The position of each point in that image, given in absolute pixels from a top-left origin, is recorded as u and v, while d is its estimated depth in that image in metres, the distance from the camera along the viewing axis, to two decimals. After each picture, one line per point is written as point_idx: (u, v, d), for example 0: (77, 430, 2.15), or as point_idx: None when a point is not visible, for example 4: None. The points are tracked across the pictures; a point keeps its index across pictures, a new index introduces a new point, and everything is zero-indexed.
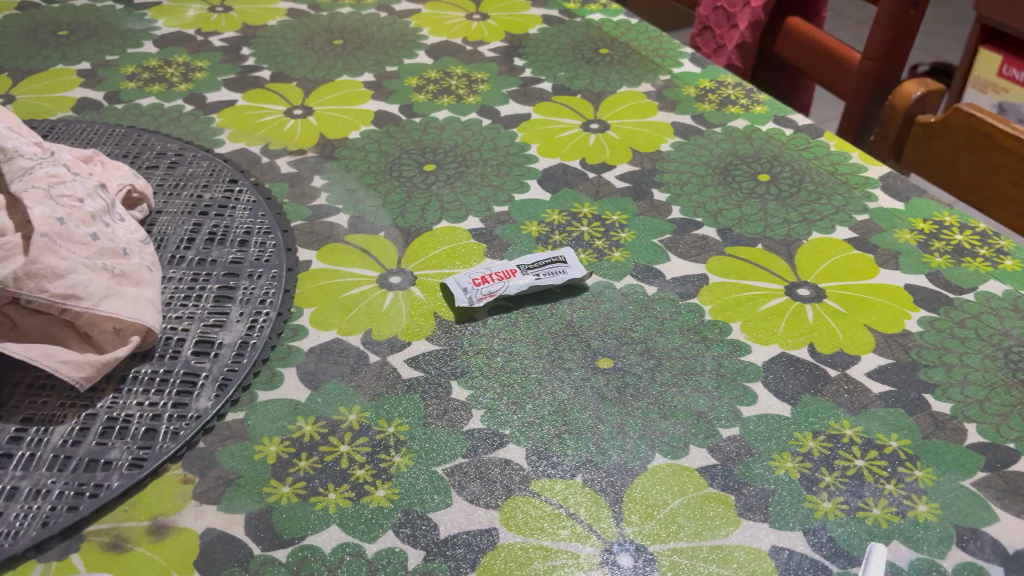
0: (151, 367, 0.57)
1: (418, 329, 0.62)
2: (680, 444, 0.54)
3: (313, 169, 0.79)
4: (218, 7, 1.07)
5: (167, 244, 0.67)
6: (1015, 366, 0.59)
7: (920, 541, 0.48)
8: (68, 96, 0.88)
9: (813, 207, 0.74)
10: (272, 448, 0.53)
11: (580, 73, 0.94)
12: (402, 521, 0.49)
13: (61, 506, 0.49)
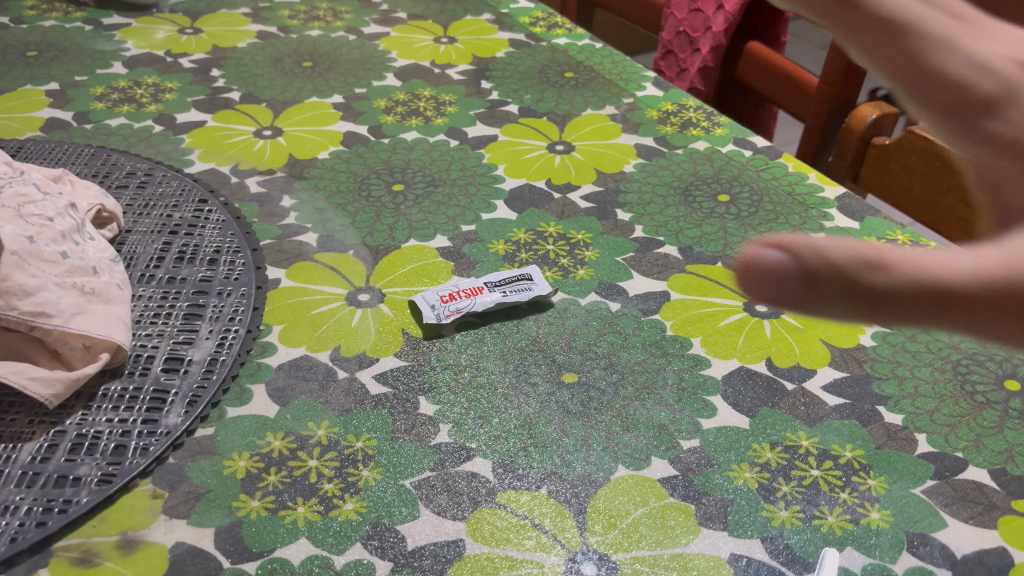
0: (121, 384, 0.58)
1: (386, 346, 0.63)
2: (642, 456, 0.55)
3: (282, 188, 0.80)
4: (188, 29, 1.08)
5: (137, 263, 0.67)
6: (963, 379, 0.61)
7: (872, 547, 0.50)
8: (36, 116, 0.89)
9: (772, 226, 0.77)
10: (241, 463, 0.54)
11: (546, 96, 0.96)
12: (370, 534, 0.50)
13: (30, 522, 0.49)
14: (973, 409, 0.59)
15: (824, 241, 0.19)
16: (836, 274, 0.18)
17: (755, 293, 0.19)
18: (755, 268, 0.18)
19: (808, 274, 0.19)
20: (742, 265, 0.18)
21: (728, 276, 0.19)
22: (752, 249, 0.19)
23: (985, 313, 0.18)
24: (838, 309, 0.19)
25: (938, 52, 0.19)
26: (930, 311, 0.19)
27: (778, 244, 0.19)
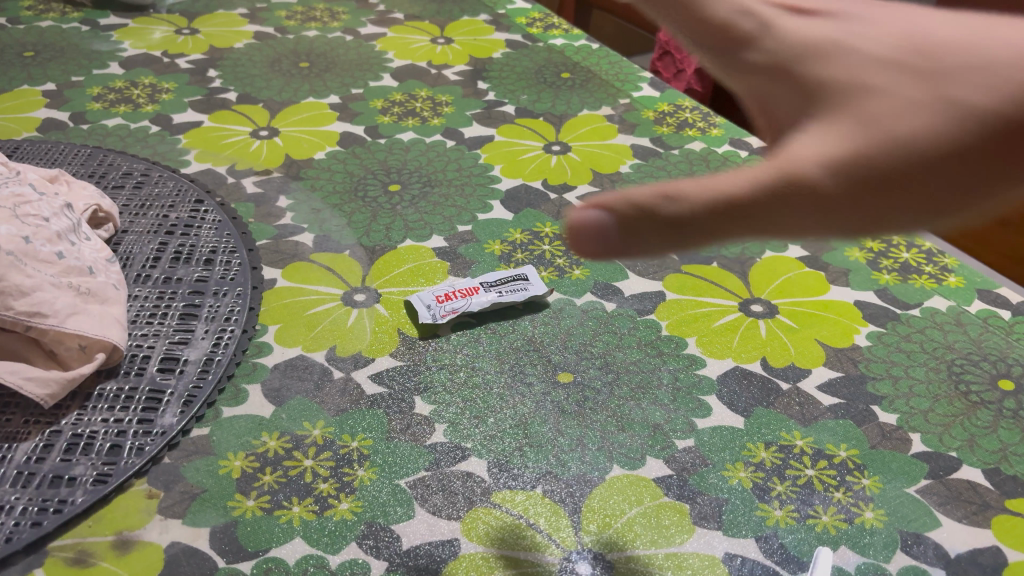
0: (116, 384, 0.57)
1: (382, 346, 0.63)
2: (637, 456, 0.56)
3: (278, 189, 0.80)
4: (185, 30, 1.09)
5: (133, 263, 0.68)
6: (957, 379, 0.61)
7: (866, 546, 0.50)
8: (33, 116, 0.89)
9: None
10: (237, 463, 0.54)
11: (542, 97, 0.96)
12: (365, 533, 0.50)
13: (25, 522, 0.49)
14: (967, 408, 0.59)
15: (635, 198, 0.28)
16: (645, 213, 0.28)
17: (585, 253, 0.29)
18: (573, 233, 0.29)
19: (617, 226, 0.28)
20: (574, 228, 0.29)
21: (569, 234, 0.29)
22: (580, 215, 0.28)
23: (772, 212, 0.27)
24: (651, 247, 0.28)
25: (707, 7, 0.32)
26: (725, 226, 0.28)
27: (599, 207, 0.28)
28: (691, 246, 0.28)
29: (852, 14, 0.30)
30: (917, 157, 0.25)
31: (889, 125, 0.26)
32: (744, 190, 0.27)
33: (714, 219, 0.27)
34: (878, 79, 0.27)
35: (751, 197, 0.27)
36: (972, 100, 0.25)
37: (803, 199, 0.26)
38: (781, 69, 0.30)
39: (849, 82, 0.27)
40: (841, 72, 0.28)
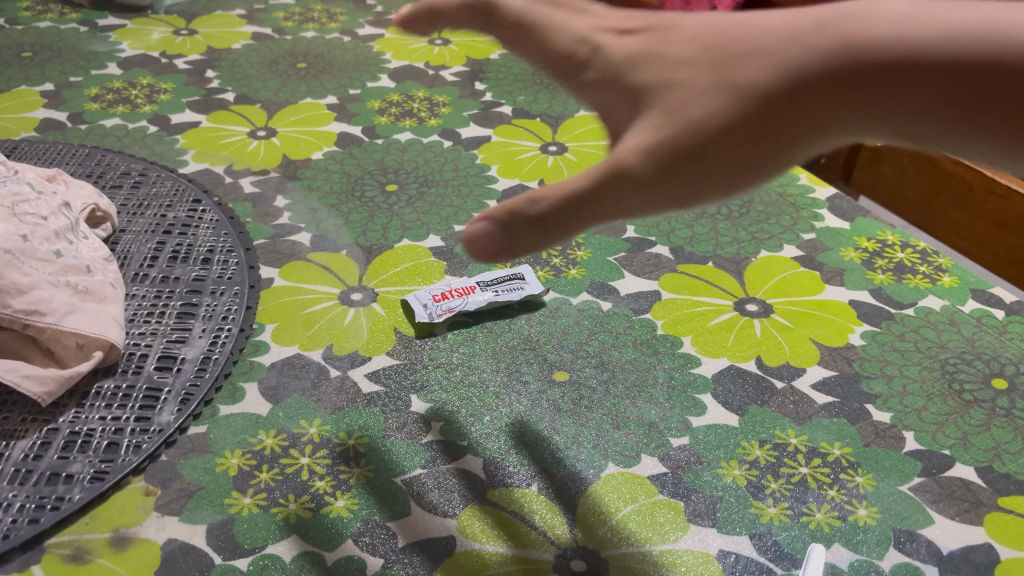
0: (113, 382, 0.58)
1: (379, 345, 0.64)
2: (632, 453, 0.56)
3: (276, 189, 0.80)
4: (183, 31, 1.09)
5: (130, 262, 0.68)
6: (951, 377, 0.62)
7: (859, 544, 0.51)
8: (31, 116, 0.89)
9: (763, 226, 0.77)
10: (233, 461, 0.54)
11: (539, 97, 0.97)
12: (361, 530, 0.51)
13: (22, 519, 0.49)
14: (961, 407, 0.59)
15: (508, 207, 0.38)
16: (516, 214, 0.38)
17: (483, 257, 0.39)
18: (468, 243, 0.39)
19: (499, 232, 0.38)
20: (470, 239, 0.39)
21: (468, 245, 0.39)
22: (472, 230, 0.39)
23: (612, 196, 0.37)
24: (527, 242, 0.38)
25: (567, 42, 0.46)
26: (579, 215, 0.37)
27: (484, 221, 0.38)
28: (560, 236, 0.38)
29: (657, 26, 0.41)
30: (711, 133, 0.36)
31: (687, 114, 0.36)
32: (584, 183, 0.37)
33: (567, 211, 0.37)
34: (680, 79, 0.37)
35: (591, 191, 0.37)
36: (746, 82, 0.36)
37: (630, 182, 0.36)
38: (614, 82, 0.41)
39: (659, 82, 0.38)
40: (654, 77, 0.38)
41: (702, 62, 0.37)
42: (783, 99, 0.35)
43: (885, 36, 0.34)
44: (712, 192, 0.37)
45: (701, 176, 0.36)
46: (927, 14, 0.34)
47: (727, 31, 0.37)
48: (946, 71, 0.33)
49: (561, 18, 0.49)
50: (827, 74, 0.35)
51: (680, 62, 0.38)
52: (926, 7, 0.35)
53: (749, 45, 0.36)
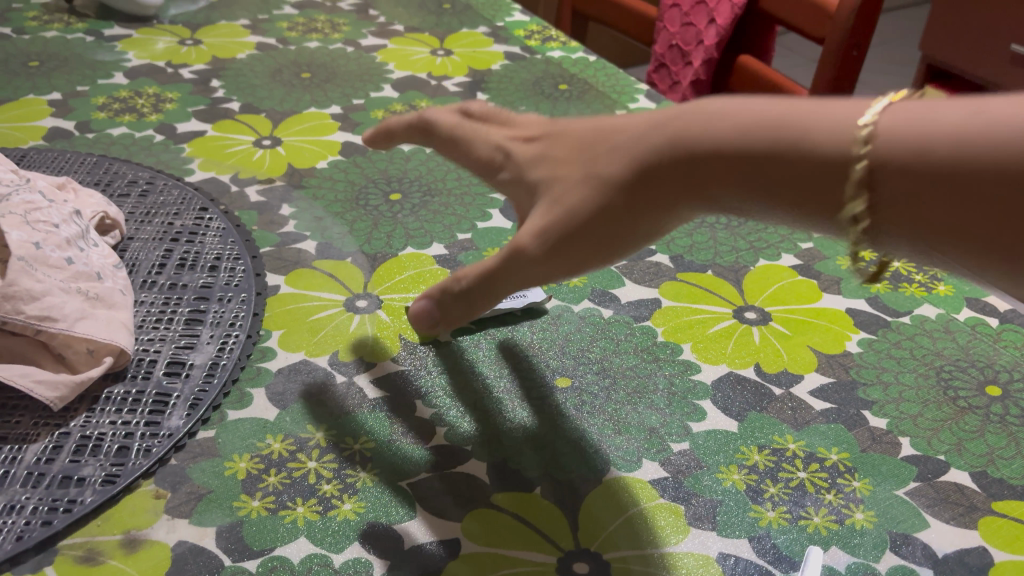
0: (123, 388, 0.59)
1: (384, 351, 0.65)
2: (634, 458, 0.57)
3: (281, 198, 0.81)
4: (188, 40, 1.10)
5: (139, 269, 0.69)
6: (946, 384, 0.63)
7: (856, 547, 0.52)
8: (39, 125, 0.90)
9: (761, 235, 0.78)
10: (242, 465, 0.55)
11: (540, 108, 0.98)
12: (368, 533, 0.51)
13: (36, 521, 0.50)
14: (956, 413, 0.60)
15: (439, 288, 0.52)
16: (447, 292, 0.51)
17: (426, 327, 0.52)
18: (413, 318, 0.52)
19: (434, 307, 0.52)
20: (415, 314, 0.52)
21: (414, 319, 0.53)
22: (416, 307, 0.52)
23: (511, 269, 0.49)
24: (457, 312, 0.51)
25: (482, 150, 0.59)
26: (489, 290, 0.50)
27: (424, 301, 0.52)
28: (479, 305, 0.51)
29: (546, 137, 0.53)
30: (583, 217, 0.47)
31: (564, 205, 0.48)
32: (491, 262, 0.50)
33: (480, 286, 0.50)
34: (562, 179, 0.49)
35: (496, 269, 0.49)
36: (607, 177, 0.47)
37: (524, 258, 0.48)
38: (518, 182, 0.53)
39: (550, 180, 0.50)
40: (546, 177, 0.50)
41: (577, 163, 0.49)
42: (629, 185, 0.46)
43: (703, 132, 0.44)
44: (592, 261, 0.49)
45: (579, 249, 0.48)
46: (727, 113, 0.44)
47: (592, 136, 0.49)
48: (741, 159, 0.43)
49: (480, 126, 0.61)
50: (659, 166, 0.45)
51: (561, 161, 0.50)
52: (732, 107, 0.45)
53: (608, 145, 0.48)
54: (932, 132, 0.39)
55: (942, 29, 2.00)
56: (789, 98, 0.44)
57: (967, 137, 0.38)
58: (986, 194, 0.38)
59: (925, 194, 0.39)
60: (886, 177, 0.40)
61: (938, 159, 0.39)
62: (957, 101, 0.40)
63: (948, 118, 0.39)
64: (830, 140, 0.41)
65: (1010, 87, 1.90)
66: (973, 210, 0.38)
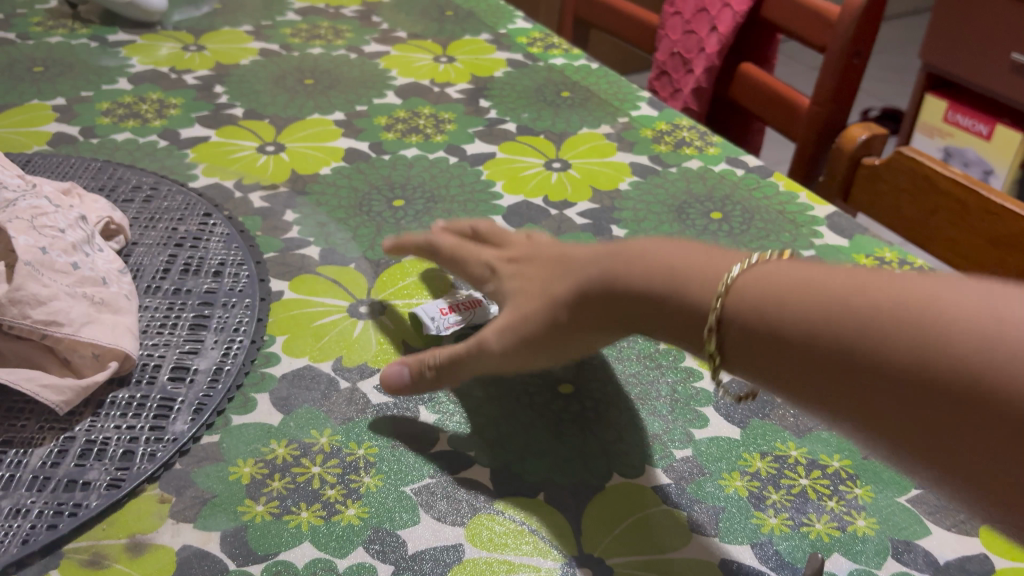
0: (128, 392, 0.59)
1: (387, 357, 0.65)
2: (636, 465, 0.57)
3: (285, 203, 0.82)
4: (191, 46, 1.11)
5: (143, 275, 0.69)
6: None
7: (858, 553, 0.52)
8: (44, 130, 0.91)
9: (763, 243, 0.79)
10: (246, 469, 0.56)
11: (543, 115, 0.99)
12: (372, 538, 0.52)
13: (41, 525, 0.50)
14: None
15: (411, 360, 0.60)
16: (419, 366, 0.59)
17: (392, 390, 0.60)
18: (385, 381, 0.60)
19: (402, 376, 0.60)
20: (384, 378, 0.60)
21: (383, 381, 0.60)
22: (387, 369, 0.60)
23: (473, 358, 0.57)
24: (423, 384, 0.59)
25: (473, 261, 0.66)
26: (452, 373, 0.58)
27: (394, 368, 0.60)
28: (441, 383, 0.59)
29: (524, 255, 0.60)
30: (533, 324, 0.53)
31: (522, 312, 0.55)
32: (458, 349, 0.58)
33: (444, 368, 0.58)
34: (526, 290, 0.56)
35: (461, 355, 0.57)
36: (555, 292, 0.53)
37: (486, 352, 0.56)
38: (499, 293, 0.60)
39: (518, 291, 0.57)
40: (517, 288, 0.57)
41: (540, 278, 0.55)
42: (570, 304, 0.52)
43: (622, 268, 0.49)
44: (545, 361, 0.55)
45: (531, 351, 0.54)
46: (646, 254, 0.49)
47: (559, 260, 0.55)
48: (642, 296, 0.48)
49: (480, 247, 0.68)
50: (587, 289, 0.51)
51: (533, 279, 0.56)
52: (653, 247, 0.50)
53: (564, 267, 0.54)
54: (776, 291, 0.43)
55: (940, 37, 2.01)
56: (705, 250, 0.48)
57: (798, 300, 0.42)
58: (803, 355, 0.41)
59: (762, 346, 0.43)
60: (733, 328, 0.44)
61: (773, 318, 0.42)
62: (812, 266, 0.43)
63: (793, 279, 0.43)
64: (700, 288, 0.46)
65: (1009, 95, 1.91)
66: (795, 368, 0.41)
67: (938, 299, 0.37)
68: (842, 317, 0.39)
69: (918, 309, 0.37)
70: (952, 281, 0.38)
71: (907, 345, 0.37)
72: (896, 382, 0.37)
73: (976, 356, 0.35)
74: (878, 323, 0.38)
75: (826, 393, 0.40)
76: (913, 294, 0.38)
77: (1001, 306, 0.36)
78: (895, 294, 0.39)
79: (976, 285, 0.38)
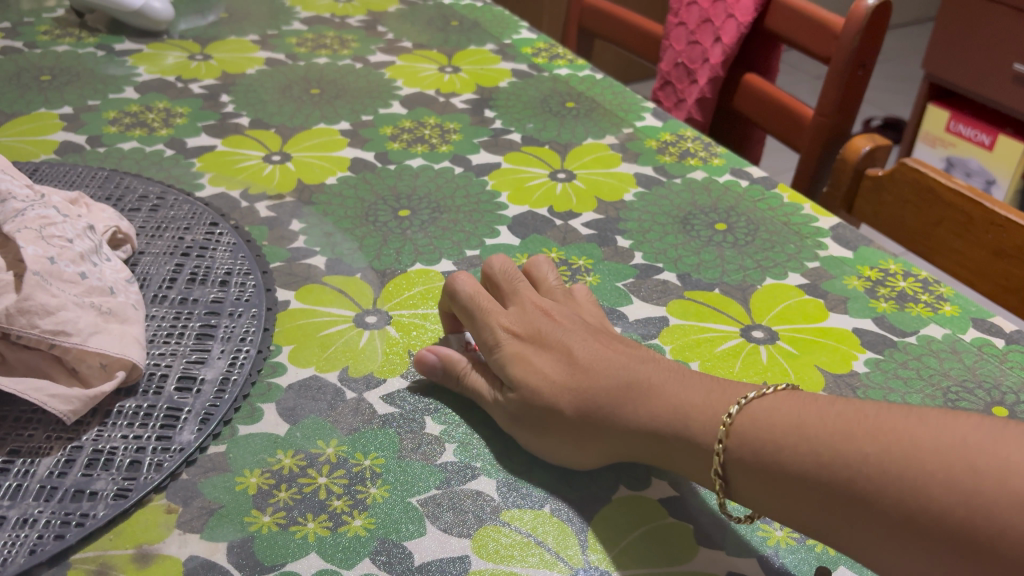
0: (135, 402, 0.59)
1: (393, 367, 0.65)
2: (643, 477, 0.57)
3: (291, 213, 0.82)
4: (198, 55, 1.11)
5: (150, 284, 0.69)
6: (953, 404, 0.63)
7: (865, 566, 0.52)
8: (51, 139, 0.91)
9: (768, 254, 0.79)
10: (252, 480, 0.56)
11: (548, 125, 0.99)
12: (379, 549, 0.52)
13: (48, 535, 0.51)
14: None
15: (449, 357, 0.63)
16: (452, 366, 0.62)
17: (419, 368, 0.63)
18: (417, 360, 0.63)
19: (434, 364, 0.63)
20: (419, 356, 0.63)
21: (417, 358, 0.63)
22: (424, 351, 0.63)
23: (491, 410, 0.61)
24: (445, 381, 0.63)
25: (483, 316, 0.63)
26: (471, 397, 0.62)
27: (433, 354, 0.63)
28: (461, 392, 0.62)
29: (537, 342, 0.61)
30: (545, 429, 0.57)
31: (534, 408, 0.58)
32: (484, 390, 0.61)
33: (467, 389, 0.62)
34: (537, 391, 0.58)
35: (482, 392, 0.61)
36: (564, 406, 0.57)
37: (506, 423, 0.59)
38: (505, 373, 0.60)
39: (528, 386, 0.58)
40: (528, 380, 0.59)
41: (555, 380, 0.58)
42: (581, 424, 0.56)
43: (632, 404, 0.56)
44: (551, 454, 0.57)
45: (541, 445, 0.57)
46: (653, 389, 0.56)
47: (565, 368, 0.58)
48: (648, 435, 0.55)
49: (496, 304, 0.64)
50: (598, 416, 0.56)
51: (538, 381, 0.58)
52: (664, 383, 0.56)
53: (577, 384, 0.57)
54: (773, 432, 0.51)
55: (941, 49, 2.02)
56: (709, 389, 0.56)
57: (795, 443, 0.50)
58: (804, 496, 0.49)
59: (765, 481, 0.51)
60: (737, 466, 0.52)
61: (773, 457, 0.51)
62: (800, 408, 0.52)
63: (787, 420, 0.51)
64: (702, 430, 0.53)
65: (1011, 105, 1.92)
66: (797, 502, 0.50)
67: (911, 446, 0.46)
68: (835, 464, 0.48)
69: (899, 461, 0.46)
70: (926, 423, 0.47)
71: (891, 490, 0.46)
72: (885, 521, 0.46)
73: (949, 499, 0.44)
74: (865, 470, 0.47)
75: (826, 526, 0.49)
76: (892, 443, 0.47)
77: (964, 451, 0.45)
78: (877, 439, 0.47)
79: (941, 426, 0.47)
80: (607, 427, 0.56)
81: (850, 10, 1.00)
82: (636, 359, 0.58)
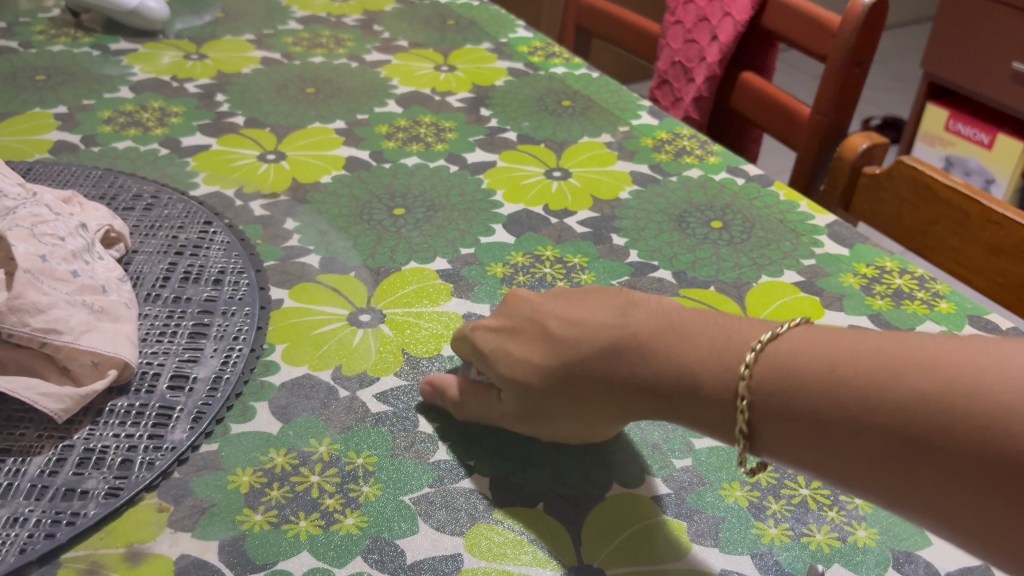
0: (127, 401, 0.59)
1: (386, 365, 0.65)
2: (636, 475, 0.57)
3: (285, 212, 0.82)
4: (193, 55, 1.11)
5: (143, 283, 0.69)
6: None
7: (859, 564, 0.52)
8: (45, 138, 0.91)
9: (763, 252, 0.79)
10: (245, 478, 0.55)
11: (544, 124, 0.99)
12: (371, 547, 0.51)
13: (39, 534, 0.50)
14: None
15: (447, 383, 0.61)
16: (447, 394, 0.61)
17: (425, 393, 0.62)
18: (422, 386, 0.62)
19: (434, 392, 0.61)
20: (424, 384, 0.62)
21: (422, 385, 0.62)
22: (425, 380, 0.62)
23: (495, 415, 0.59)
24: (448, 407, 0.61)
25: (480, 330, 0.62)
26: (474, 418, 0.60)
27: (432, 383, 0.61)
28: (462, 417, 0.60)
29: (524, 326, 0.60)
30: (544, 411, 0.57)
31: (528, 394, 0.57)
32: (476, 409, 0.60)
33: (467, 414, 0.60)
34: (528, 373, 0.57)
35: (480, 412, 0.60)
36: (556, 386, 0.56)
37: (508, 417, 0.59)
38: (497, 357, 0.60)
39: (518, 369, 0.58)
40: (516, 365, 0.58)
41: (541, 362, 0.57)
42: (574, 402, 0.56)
43: (625, 372, 0.54)
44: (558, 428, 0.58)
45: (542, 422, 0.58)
46: (646, 349, 0.54)
47: (555, 336, 0.57)
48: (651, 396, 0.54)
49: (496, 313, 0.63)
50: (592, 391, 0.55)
51: (526, 364, 0.58)
52: (657, 335, 0.54)
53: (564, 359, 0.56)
54: (800, 376, 0.49)
55: (940, 48, 2.02)
56: (704, 337, 0.54)
57: (834, 390, 0.47)
58: (851, 439, 0.46)
59: (806, 431, 0.48)
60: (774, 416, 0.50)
61: (814, 405, 0.48)
62: (838, 347, 0.49)
63: (824, 362, 0.48)
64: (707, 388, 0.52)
65: (1010, 104, 1.91)
66: (845, 450, 0.47)
67: (973, 378, 0.43)
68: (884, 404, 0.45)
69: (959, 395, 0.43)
70: (967, 352, 0.44)
71: (950, 427, 0.43)
72: (947, 458, 0.43)
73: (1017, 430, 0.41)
74: (918, 409, 0.44)
75: (868, 474, 0.46)
76: (949, 377, 0.44)
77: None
78: (928, 376, 0.44)
79: (1003, 356, 0.43)
80: (608, 395, 0.55)
81: (847, 8, 1.00)
82: (620, 313, 0.56)
